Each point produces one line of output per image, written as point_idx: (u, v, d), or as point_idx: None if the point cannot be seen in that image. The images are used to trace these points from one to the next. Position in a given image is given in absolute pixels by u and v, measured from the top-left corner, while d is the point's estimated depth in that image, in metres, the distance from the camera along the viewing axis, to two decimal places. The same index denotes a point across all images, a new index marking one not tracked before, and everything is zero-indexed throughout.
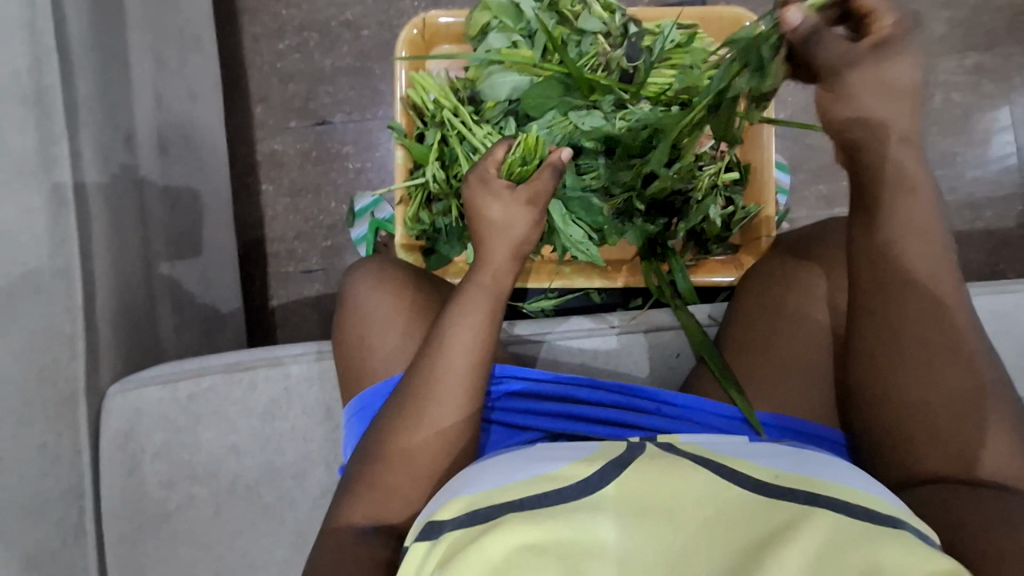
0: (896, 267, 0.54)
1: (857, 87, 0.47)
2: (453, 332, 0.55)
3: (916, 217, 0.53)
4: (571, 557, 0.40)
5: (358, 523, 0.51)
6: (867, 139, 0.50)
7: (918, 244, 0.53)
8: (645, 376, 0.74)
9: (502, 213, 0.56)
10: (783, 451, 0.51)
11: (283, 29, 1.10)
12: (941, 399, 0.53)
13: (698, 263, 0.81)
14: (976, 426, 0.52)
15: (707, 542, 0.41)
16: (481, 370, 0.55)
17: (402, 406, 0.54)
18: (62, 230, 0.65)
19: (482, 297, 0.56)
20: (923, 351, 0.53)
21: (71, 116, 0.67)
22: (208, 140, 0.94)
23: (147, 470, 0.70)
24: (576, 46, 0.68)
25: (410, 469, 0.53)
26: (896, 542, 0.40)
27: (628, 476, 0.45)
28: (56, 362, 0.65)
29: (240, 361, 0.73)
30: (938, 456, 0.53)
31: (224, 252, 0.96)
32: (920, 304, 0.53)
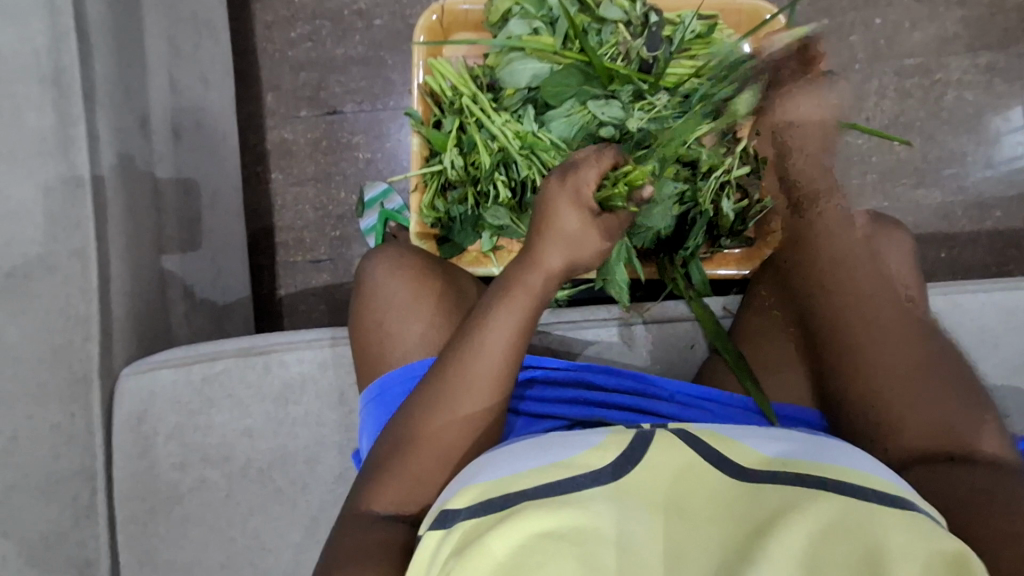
0: (826, 263, 0.62)
1: (792, 114, 0.59)
2: (490, 327, 0.55)
3: (836, 213, 0.62)
4: (584, 544, 0.41)
5: (381, 510, 0.52)
6: (800, 164, 0.59)
7: (841, 234, 0.62)
8: (658, 367, 0.74)
9: (576, 228, 0.56)
10: (792, 436, 0.51)
11: (295, 17, 1.09)
12: (902, 366, 0.57)
13: (711, 255, 0.80)
14: (938, 392, 0.56)
15: (719, 527, 0.42)
16: (511, 366, 0.55)
17: (434, 395, 0.54)
18: (79, 210, 0.65)
19: (526, 299, 0.56)
20: (872, 331, 0.59)
21: (88, 98, 0.67)
22: (220, 127, 0.94)
23: (159, 452, 0.69)
24: (596, 34, 0.69)
25: (437, 459, 0.53)
26: (903, 524, 0.41)
27: (639, 463, 0.45)
28: (70, 343, 0.65)
29: (253, 346, 0.73)
30: (919, 428, 0.55)
31: (234, 239, 0.96)
32: (858, 288, 0.61)
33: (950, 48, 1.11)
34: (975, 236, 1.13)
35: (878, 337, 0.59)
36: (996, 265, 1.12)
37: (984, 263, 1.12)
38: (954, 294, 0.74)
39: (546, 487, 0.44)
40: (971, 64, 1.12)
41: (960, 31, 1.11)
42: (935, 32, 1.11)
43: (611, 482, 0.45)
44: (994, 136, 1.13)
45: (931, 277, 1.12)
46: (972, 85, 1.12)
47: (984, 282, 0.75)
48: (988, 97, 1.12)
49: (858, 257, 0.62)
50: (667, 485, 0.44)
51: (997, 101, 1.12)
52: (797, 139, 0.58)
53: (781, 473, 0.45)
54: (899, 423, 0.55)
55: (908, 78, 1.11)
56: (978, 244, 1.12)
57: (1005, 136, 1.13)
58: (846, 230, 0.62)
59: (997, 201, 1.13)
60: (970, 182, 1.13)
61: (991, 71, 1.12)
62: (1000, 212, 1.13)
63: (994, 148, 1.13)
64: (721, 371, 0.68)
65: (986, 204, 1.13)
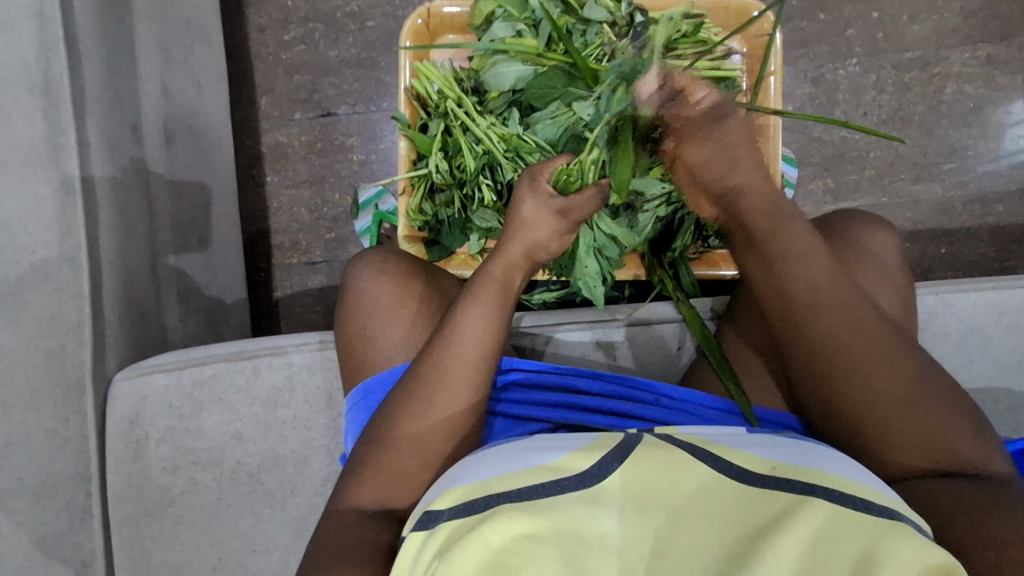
0: (800, 291, 0.55)
1: (710, 139, 0.54)
2: (463, 322, 0.55)
3: (800, 240, 0.56)
4: (569, 549, 0.41)
5: (364, 506, 0.52)
6: (739, 183, 0.55)
7: (807, 263, 0.55)
8: (644, 368, 0.74)
9: (532, 210, 0.58)
10: (782, 442, 0.50)
11: (288, 20, 1.10)
12: (880, 397, 0.54)
13: (700, 256, 0.80)
14: (922, 417, 0.53)
15: (707, 532, 0.41)
16: (489, 360, 0.56)
17: (410, 392, 0.54)
18: (70, 217, 0.66)
19: (492, 289, 0.57)
20: (858, 356, 0.54)
21: (78, 107, 0.68)
22: (212, 131, 0.94)
23: (152, 456, 0.70)
24: (582, 35, 0.68)
25: (418, 455, 0.53)
26: (895, 532, 0.41)
27: (628, 467, 0.45)
28: (62, 349, 0.66)
29: (243, 350, 0.73)
30: (900, 452, 0.53)
31: (229, 242, 0.97)
32: (837, 313, 0.55)
33: (950, 41, 1.10)
34: (975, 232, 1.11)
35: (860, 364, 0.54)
36: (997, 261, 1.11)
37: (984, 259, 1.11)
38: (945, 294, 0.74)
39: (522, 491, 0.45)
40: (971, 56, 1.10)
41: (961, 23, 1.09)
42: (934, 25, 1.09)
43: (592, 486, 0.45)
44: (996, 130, 1.11)
45: (930, 274, 1.11)
46: (973, 78, 1.10)
47: (977, 280, 0.75)
48: (989, 90, 1.10)
49: (834, 275, 0.55)
50: (656, 488, 0.44)
51: (999, 94, 1.10)
52: (721, 160, 0.54)
53: (771, 477, 0.45)
54: (890, 444, 0.53)
55: (907, 72, 1.10)
56: (978, 241, 1.11)
57: (1007, 129, 1.11)
58: (815, 249, 0.56)
59: (998, 196, 1.11)
60: (970, 177, 1.11)
61: (992, 63, 1.10)
62: (1001, 207, 1.11)
63: (995, 142, 1.11)
64: (705, 372, 0.68)
65: (986, 199, 1.11)
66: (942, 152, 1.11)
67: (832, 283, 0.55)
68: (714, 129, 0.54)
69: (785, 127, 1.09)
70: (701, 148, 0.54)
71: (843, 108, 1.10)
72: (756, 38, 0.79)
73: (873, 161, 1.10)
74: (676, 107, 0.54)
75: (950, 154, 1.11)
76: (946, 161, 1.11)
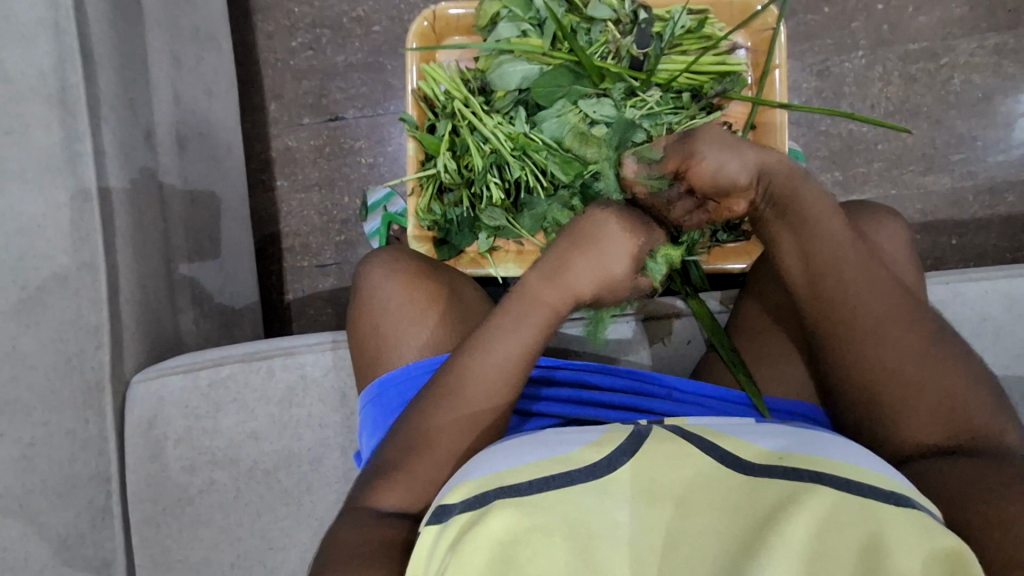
0: (829, 260, 0.54)
1: (714, 138, 0.54)
2: (504, 337, 0.55)
3: (823, 208, 0.54)
4: (580, 541, 0.42)
5: (385, 507, 0.53)
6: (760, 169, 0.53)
7: (830, 231, 0.54)
8: (655, 363, 0.75)
9: (626, 271, 0.55)
10: (789, 433, 0.50)
11: (295, 27, 1.11)
12: (901, 361, 0.54)
13: (710, 250, 0.80)
14: (941, 385, 0.53)
15: (715, 522, 0.42)
16: (523, 371, 0.56)
17: (437, 397, 0.55)
18: (88, 223, 0.68)
19: (539, 313, 0.56)
20: (879, 322, 0.54)
21: (94, 114, 0.69)
22: (223, 137, 0.96)
23: (170, 456, 0.72)
24: (586, 33, 0.69)
25: (443, 451, 0.54)
26: (905, 521, 0.41)
27: (636, 458, 0.45)
28: (82, 352, 0.68)
29: (258, 350, 0.75)
30: (919, 424, 0.54)
31: (241, 246, 0.98)
32: (861, 279, 0.55)
33: (957, 31, 1.09)
34: (985, 222, 1.10)
35: (879, 327, 0.54)
36: (1010, 252, 1.10)
37: (995, 249, 1.10)
38: (955, 283, 0.73)
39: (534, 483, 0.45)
40: (978, 46, 1.09)
41: (968, 13, 1.09)
42: (940, 15, 1.09)
43: (603, 476, 0.45)
44: (1005, 119, 1.10)
45: (942, 265, 1.10)
46: (981, 68, 1.09)
47: (989, 270, 0.74)
48: (998, 79, 1.10)
49: (855, 243, 0.55)
50: (663, 477, 0.44)
51: (1008, 83, 1.10)
52: (729, 157, 0.53)
53: (779, 467, 0.45)
54: (906, 413, 0.54)
55: (913, 64, 1.09)
56: (989, 231, 1.10)
57: (1018, 119, 1.10)
58: (840, 220, 0.55)
59: (1009, 185, 1.10)
60: (981, 168, 1.10)
61: (1000, 52, 1.09)
62: (1013, 196, 1.10)
63: (1006, 131, 1.10)
64: (717, 365, 0.68)
65: (997, 188, 1.10)
66: (951, 143, 1.10)
67: (856, 248, 0.55)
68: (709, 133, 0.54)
69: (792, 122, 1.09)
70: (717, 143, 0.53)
71: (849, 101, 1.10)
72: (761, 32, 0.78)
73: (881, 154, 1.10)
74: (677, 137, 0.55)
75: (960, 144, 1.10)
76: (955, 152, 1.10)
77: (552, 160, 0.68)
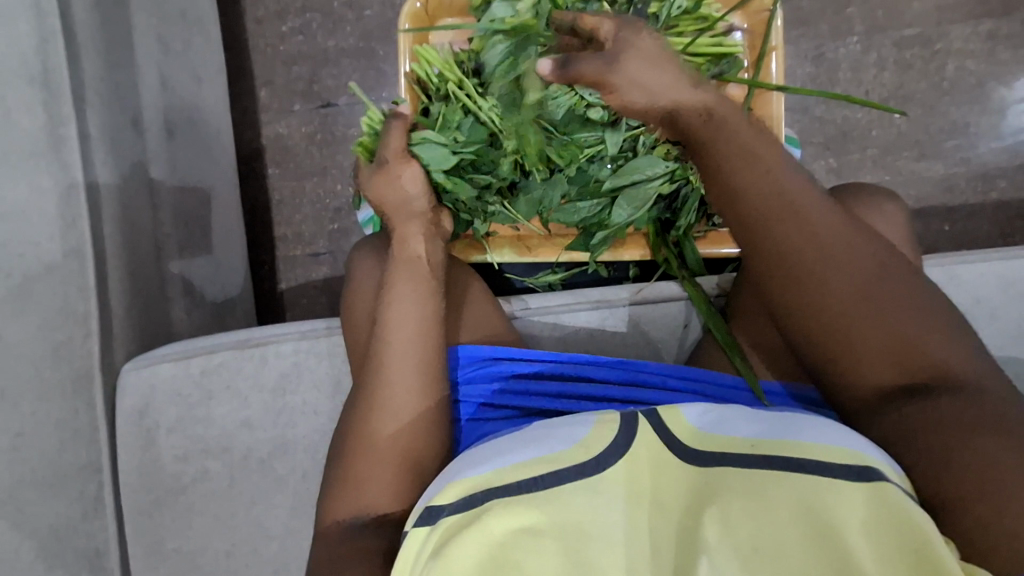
0: (754, 197, 0.54)
1: (627, 67, 0.55)
2: (387, 313, 0.60)
3: (746, 147, 0.55)
4: (565, 539, 0.43)
5: (345, 518, 0.55)
6: (683, 101, 0.55)
7: (748, 169, 0.54)
8: (652, 347, 0.74)
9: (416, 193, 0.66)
10: (762, 417, 0.49)
11: (285, 11, 1.09)
12: (845, 299, 0.53)
13: (705, 234, 0.80)
14: (895, 322, 0.52)
15: (691, 519, 0.43)
16: (419, 335, 0.59)
17: (359, 399, 0.58)
18: (74, 210, 0.66)
19: (402, 273, 0.62)
20: (816, 262, 0.53)
21: (78, 98, 0.67)
22: (212, 123, 0.94)
23: (162, 445, 0.71)
24: (582, 13, 0.66)
25: (381, 459, 0.55)
26: (873, 498, 0.41)
27: (625, 460, 0.46)
28: (70, 340, 0.66)
29: (249, 338, 0.74)
30: (879, 368, 0.53)
31: (231, 234, 0.97)
32: (790, 220, 0.54)
33: (951, 17, 1.09)
34: (978, 209, 1.11)
35: (818, 266, 0.53)
36: (1003, 237, 1.10)
37: (988, 236, 1.11)
38: (950, 266, 0.74)
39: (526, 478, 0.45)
40: (973, 31, 1.09)
41: None
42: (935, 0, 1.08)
43: (592, 475, 0.46)
44: (998, 106, 1.10)
45: (935, 250, 1.10)
46: (975, 54, 1.09)
47: (982, 253, 0.75)
48: (992, 65, 1.09)
49: (782, 179, 0.54)
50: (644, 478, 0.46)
51: (1001, 69, 1.10)
52: (645, 86, 0.55)
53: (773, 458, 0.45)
54: (859, 355, 0.53)
55: (908, 50, 1.09)
56: (982, 217, 1.11)
57: (1011, 106, 1.10)
58: (764, 151, 0.55)
59: (1001, 171, 1.11)
60: (974, 154, 1.11)
61: (994, 39, 1.09)
62: (1005, 182, 1.11)
63: (999, 118, 1.10)
64: (712, 349, 0.68)
65: (989, 175, 1.11)
66: (945, 129, 1.10)
67: (781, 183, 0.54)
68: (620, 69, 0.55)
69: (787, 108, 1.09)
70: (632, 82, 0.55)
71: (844, 87, 1.09)
72: (757, 14, 0.78)
73: (875, 140, 1.10)
74: (582, 65, 0.56)
75: (953, 131, 1.10)
76: (950, 138, 1.10)
77: (547, 145, 0.68)
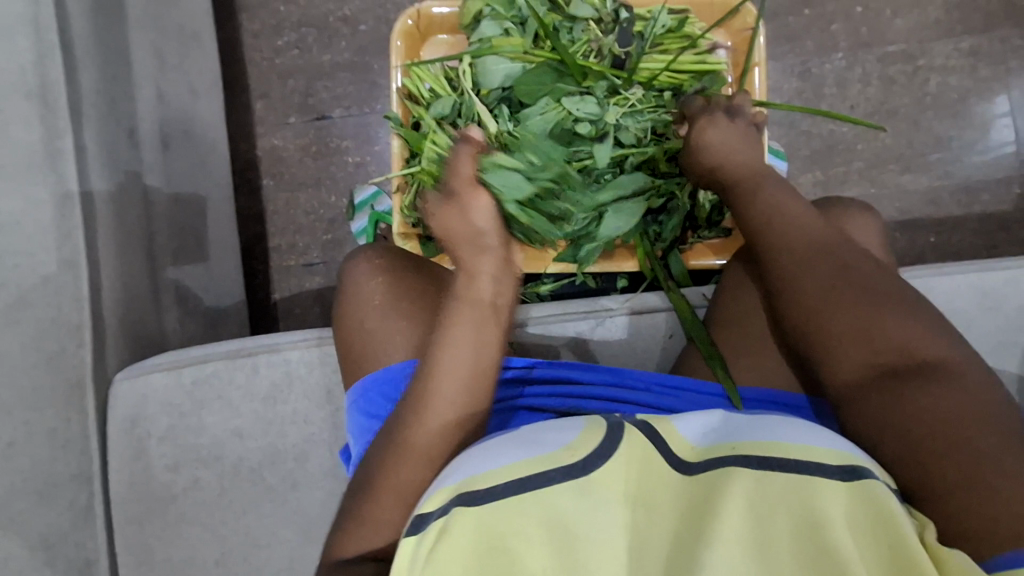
0: (786, 250, 0.59)
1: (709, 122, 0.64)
2: (440, 356, 0.55)
3: (779, 201, 0.60)
4: (553, 539, 0.43)
5: (355, 550, 0.52)
6: (717, 142, 0.63)
7: (785, 220, 0.59)
8: (638, 357, 0.75)
9: (481, 221, 0.57)
10: (748, 420, 0.50)
11: (281, 26, 1.11)
12: (872, 348, 0.54)
13: (689, 248, 0.80)
14: (925, 373, 0.52)
15: (674, 514, 0.45)
16: (473, 383, 0.55)
17: (392, 442, 0.54)
18: (69, 222, 0.67)
19: (464, 315, 0.56)
20: (836, 310, 0.55)
21: (75, 112, 0.68)
22: (208, 135, 0.95)
23: (153, 454, 0.71)
24: (568, 32, 0.70)
25: (405, 498, 0.53)
26: (850, 500, 0.43)
27: (608, 460, 0.45)
28: (63, 350, 0.67)
29: (241, 347, 0.74)
30: (900, 419, 0.51)
31: (225, 244, 0.98)
32: (818, 269, 0.57)
33: (934, 34, 1.11)
34: (962, 221, 1.13)
35: (841, 313, 0.55)
36: (987, 249, 1.12)
37: (973, 247, 1.12)
38: (929, 277, 0.75)
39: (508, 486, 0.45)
40: (954, 48, 1.12)
41: (943, 16, 1.11)
42: (917, 18, 1.11)
43: (578, 476, 0.45)
44: (980, 120, 1.13)
45: (920, 261, 1.12)
46: (956, 70, 1.12)
47: (962, 264, 0.76)
48: (973, 81, 1.12)
49: (811, 233, 0.59)
50: (631, 474, 0.46)
51: (982, 84, 1.12)
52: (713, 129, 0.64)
53: (738, 457, 0.46)
54: (871, 406, 0.53)
55: (891, 66, 1.12)
56: (966, 228, 1.12)
57: (992, 121, 1.13)
58: (801, 207, 0.60)
59: (984, 185, 1.13)
60: (958, 167, 1.13)
61: (975, 55, 1.12)
62: (988, 195, 1.13)
63: (981, 132, 1.13)
64: (696, 359, 0.69)
65: (973, 188, 1.13)
66: (928, 143, 1.13)
67: (807, 235, 0.59)
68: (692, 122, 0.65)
69: (774, 121, 1.11)
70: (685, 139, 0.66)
71: (830, 101, 1.11)
72: (740, 33, 0.80)
73: (861, 153, 1.12)
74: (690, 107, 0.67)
75: (937, 144, 1.13)
76: (933, 151, 1.13)
77: None
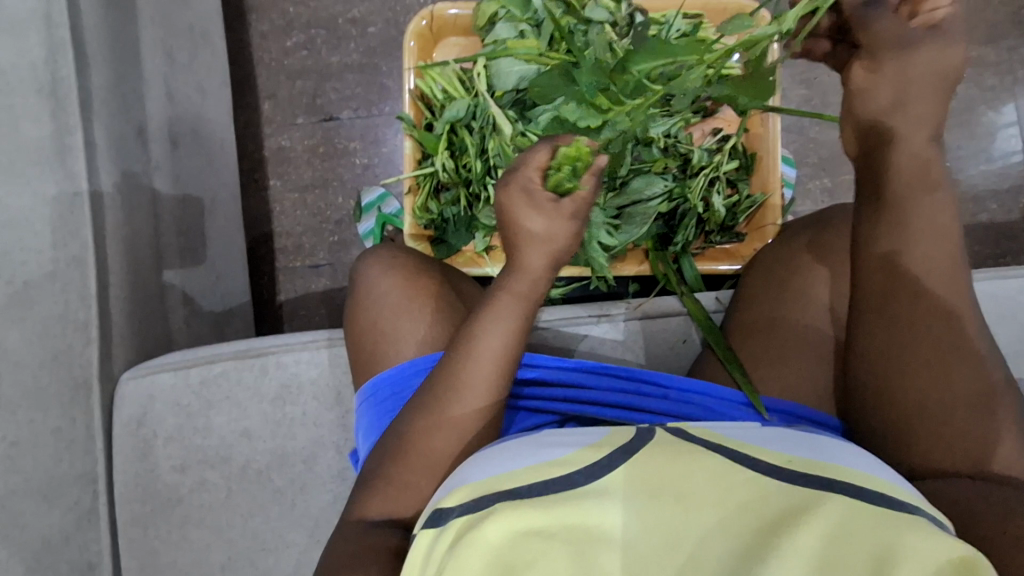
0: (905, 268, 0.53)
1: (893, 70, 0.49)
2: (482, 337, 0.54)
3: (933, 218, 0.52)
4: (578, 544, 0.39)
5: (371, 517, 0.52)
6: (900, 125, 0.50)
7: (924, 244, 0.53)
8: (650, 361, 0.75)
9: (543, 227, 0.53)
10: (794, 436, 0.49)
11: (290, 27, 1.11)
12: (950, 395, 0.52)
13: (704, 251, 0.82)
14: (988, 427, 0.52)
15: (721, 524, 0.40)
16: (508, 369, 0.55)
17: (422, 406, 0.54)
18: (77, 219, 0.66)
19: (513, 305, 0.55)
20: (936, 349, 0.53)
21: (85, 108, 0.68)
22: (216, 135, 0.95)
23: (160, 455, 0.70)
24: (583, 35, 0.70)
25: (428, 467, 0.53)
26: (920, 531, 0.38)
27: (637, 460, 0.44)
28: (70, 348, 0.66)
29: (250, 348, 0.74)
30: (944, 454, 0.52)
31: (232, 244, 0.97)
32: (931, 305, 0.53)
33: None
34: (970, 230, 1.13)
35: (938, 352, 0.53)
36: (993, 258, 1.12)
37: (980, 256, 1.12)
38: None
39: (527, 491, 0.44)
40: None
41: None
42: None
43: (602, 479, 0.43)
44: (987, 130, 1.13)
45: None
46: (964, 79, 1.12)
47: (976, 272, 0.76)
48: (980, 90, 1.12)
49: (941, 263, 0.53)
50: (670, 477, 0.42)
51: (989, 94, 1.12)
52: (916, 67, 0.48)
53: (785, 470, 0.44)
54: (917, 445, 0.53)
55: None
56: (973, 238, 1.13)
57: (998, 130, 1.13)
58: (944, 232, 0.53)
59: (991, 194, 1.13)
60: (965, 177, 1.13)
61: (982, 64, 1.12)
62: (995, 204, 1.13)
63: (987, 142, 1.13)
64: (713, 366, 0.68)
65: (980, 197, 1.13)
66: None
67: (938, 265, 0.53)
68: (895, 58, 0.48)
69: (783, 127, 1.11)
70: (874, 82, 0.49)
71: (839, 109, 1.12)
72: None
73: None
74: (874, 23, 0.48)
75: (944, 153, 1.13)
76: None
77: None
